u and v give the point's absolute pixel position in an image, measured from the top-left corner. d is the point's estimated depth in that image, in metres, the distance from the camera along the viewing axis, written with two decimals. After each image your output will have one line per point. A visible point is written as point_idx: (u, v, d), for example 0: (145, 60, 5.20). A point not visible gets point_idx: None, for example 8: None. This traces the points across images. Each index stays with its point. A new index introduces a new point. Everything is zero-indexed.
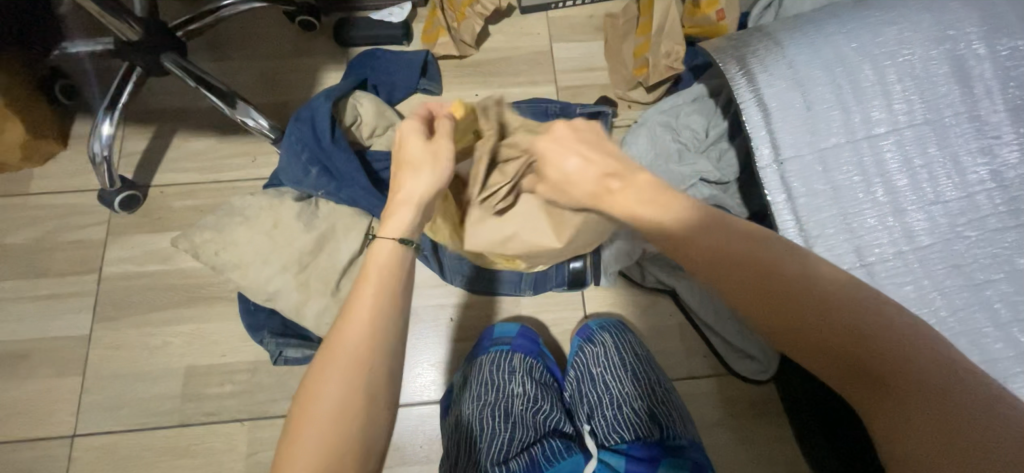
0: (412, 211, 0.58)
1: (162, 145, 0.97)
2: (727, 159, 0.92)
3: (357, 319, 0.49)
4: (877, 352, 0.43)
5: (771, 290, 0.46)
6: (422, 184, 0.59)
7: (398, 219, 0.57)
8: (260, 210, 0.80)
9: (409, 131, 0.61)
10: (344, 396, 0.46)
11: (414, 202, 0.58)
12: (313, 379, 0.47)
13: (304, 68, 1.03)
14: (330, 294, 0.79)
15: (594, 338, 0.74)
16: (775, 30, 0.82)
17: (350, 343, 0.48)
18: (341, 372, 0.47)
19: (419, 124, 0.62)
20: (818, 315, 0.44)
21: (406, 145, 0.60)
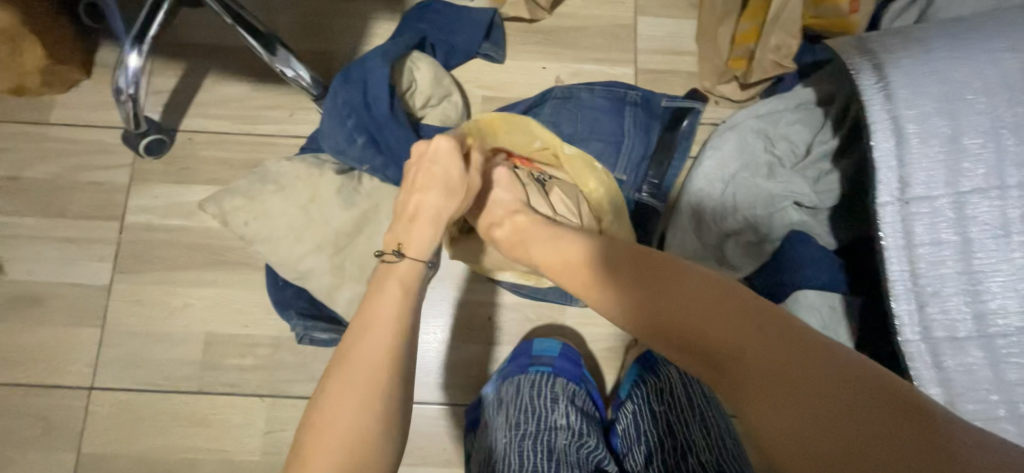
0: (436, 230, 0.63)
1: (192, 85, 0.88)
2: (829, 180, 0.79)
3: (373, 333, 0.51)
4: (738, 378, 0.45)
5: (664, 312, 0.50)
6: (448, 212, 0.64)
7: (418, 241, 0.62)
8: (297, 179, 0.72)
9: (439, 155, 0.65)
10: (355, 408, 0.46)
11: (438, 221, 0.64)
12: (327, 391, 0.48)
13: (353, 14, 0.91)
14: (365, 282, 0.72)
15: (657, 369, 0.67)
16: (924, 36, 0.68)
17: (360, 356, 0.49)
18: (354, 385, 0.48)
19: (448, 147, 0.66)
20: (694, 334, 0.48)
21: (438, 169, 0.65)
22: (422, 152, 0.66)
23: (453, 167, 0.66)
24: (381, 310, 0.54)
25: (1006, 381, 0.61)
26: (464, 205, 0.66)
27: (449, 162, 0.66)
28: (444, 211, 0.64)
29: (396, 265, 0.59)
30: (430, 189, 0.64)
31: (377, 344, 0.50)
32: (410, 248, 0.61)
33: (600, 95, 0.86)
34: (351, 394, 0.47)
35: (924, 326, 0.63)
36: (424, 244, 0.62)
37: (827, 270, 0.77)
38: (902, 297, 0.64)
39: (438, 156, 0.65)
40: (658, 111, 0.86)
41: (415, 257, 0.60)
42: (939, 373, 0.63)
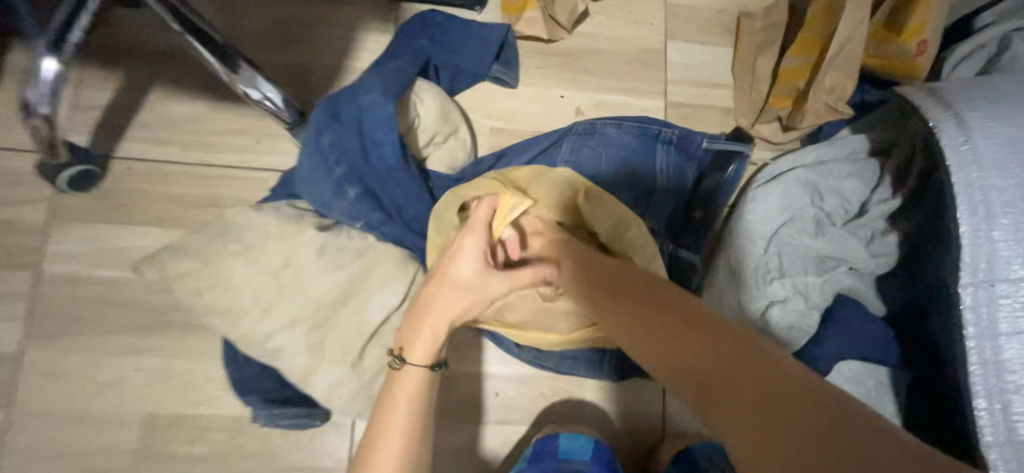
0: (439, 339, 0.53)
1: (132, 101, 0.71)
2: (882, 243, 0.70)
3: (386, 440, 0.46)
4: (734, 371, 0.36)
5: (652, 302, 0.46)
6: (460, 315, 0.54)
7: (421, 347, 0.52)
8: (266, 235, 0.57)
9: (463, 249, 0.56)
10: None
11: (445, 325, 0.54)
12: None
13: (337, 22, 0.76)
14: (350, 363, 0.58)
15: (700, 471, 0.61)
16: (1012, 89, 0.59)
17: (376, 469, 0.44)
18: None
19: (477, 240, 0.57)
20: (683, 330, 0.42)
21: (455, 266, 0.56)
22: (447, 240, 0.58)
23: (470, 264, 0.56)
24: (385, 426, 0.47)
25: None
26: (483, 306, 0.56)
27: (468, 259, 0.56)
28: (452, 310, 0.54)
29: (404, 370, 0.51)
30: (444, 288, 0.55)
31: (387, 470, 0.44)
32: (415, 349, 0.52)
33: (629, 131, 0.73)
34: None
35: (1008, 429, 0.55)
36: (431, 344, 0.52)
37: (871, 343, 0.69)
38: (984, 395, 0.55)
39: (458, 252, 0.56)
40: (697, 152, 0.72)
41: (420, 364, 0.51)
42: None
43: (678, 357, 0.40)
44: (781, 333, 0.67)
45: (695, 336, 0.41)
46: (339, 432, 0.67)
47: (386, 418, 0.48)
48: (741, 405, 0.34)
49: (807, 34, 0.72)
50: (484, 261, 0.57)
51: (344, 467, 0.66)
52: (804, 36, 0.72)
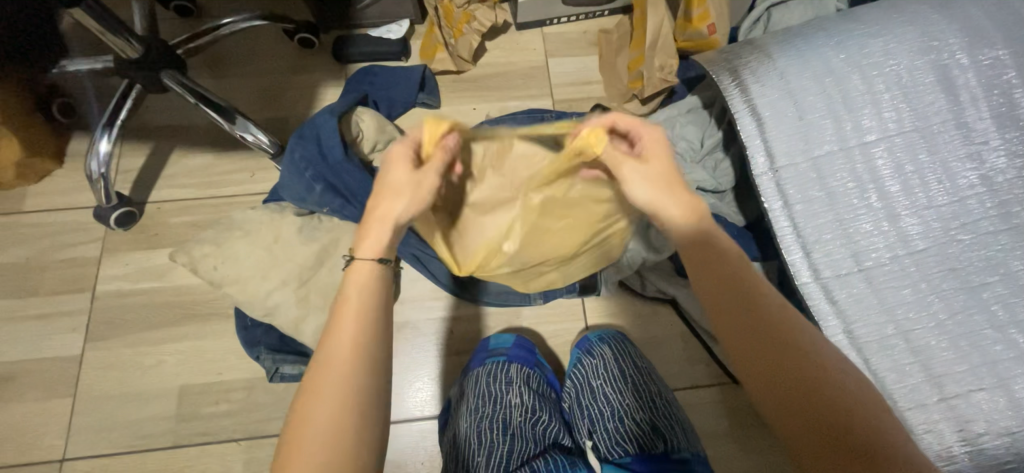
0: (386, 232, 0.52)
1: (159, 161, 0.97)
2: (724, 168, 0.93)
3: (337, 365, 0.44)
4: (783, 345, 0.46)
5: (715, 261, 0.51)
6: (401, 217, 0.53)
7: (369, 244, 0.51)
8: (260, 224, 0.80)
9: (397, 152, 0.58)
10: (331, 450, 0.41)
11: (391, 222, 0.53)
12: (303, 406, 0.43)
13: (303, 84, 1.04)
14: (329, 309, 0.79)
15: (593, 350, 0.74)
16: (765, 43, 0.85)
17: (328, 392, 0.43)
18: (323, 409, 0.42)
19: (408, 145, 0.58)
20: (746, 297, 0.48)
21: (390, 171, 0.56)
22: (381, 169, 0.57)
23: (402, 166, 0.56)
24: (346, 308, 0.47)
25: (890, 305, 0.71)
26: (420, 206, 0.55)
27: (401, 162, 0.56)
28: (400, 213, 0.54)
29: (356, 265, 0.50)
30: (379, 191, 0.55)
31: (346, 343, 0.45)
32: (363, 249, 0.51)
33: (522, 122, 0.98)
34: (326, 436, 0.41)
35: (813, 269, 0.75)
36: (379, 243, 0.52)
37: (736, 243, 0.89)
38: (792, 248, 0.76)
39: (386, 180, 0.56)
40: (572, 126, 0.96)
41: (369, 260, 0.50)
42: (836, 307, 0.72)
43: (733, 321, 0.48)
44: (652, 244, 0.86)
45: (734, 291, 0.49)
46: None
47: (336, 344, 0.45)
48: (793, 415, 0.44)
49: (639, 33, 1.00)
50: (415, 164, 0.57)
51: None
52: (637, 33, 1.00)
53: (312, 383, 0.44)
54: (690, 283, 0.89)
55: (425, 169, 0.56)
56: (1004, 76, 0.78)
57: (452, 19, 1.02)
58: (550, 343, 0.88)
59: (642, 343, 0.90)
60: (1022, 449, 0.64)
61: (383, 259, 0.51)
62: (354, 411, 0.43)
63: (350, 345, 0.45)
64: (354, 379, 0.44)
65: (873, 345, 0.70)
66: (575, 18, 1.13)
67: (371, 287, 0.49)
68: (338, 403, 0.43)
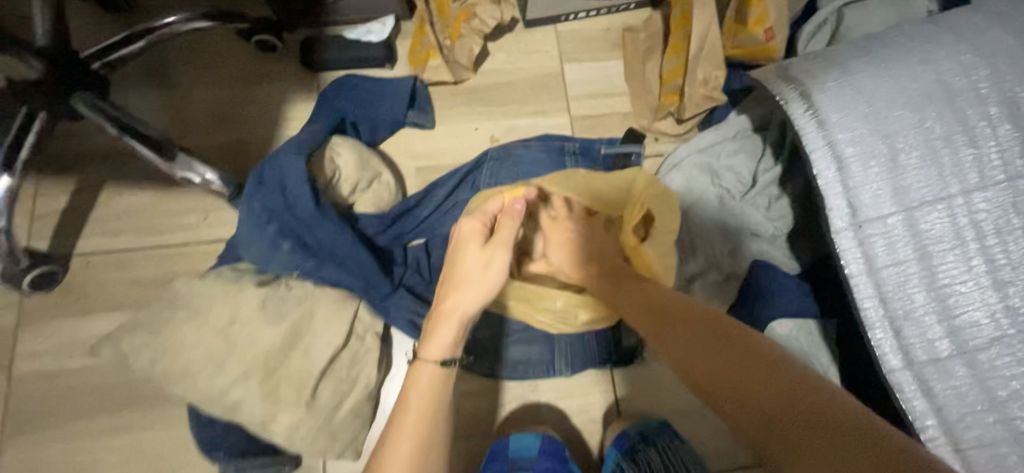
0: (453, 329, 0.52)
1: (86, 202, 0.78)
2: (779, 207, 0.78)
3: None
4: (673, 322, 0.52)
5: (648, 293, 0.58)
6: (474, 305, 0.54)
7: (437, 344, 0.52)
8: (211, 300, 0.63)
9: (465, 232, 0.59)
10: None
11: (460, 316, 0.53)
12: None
13: (265, 100, 0.85)
14: (305, 405, 0.63)
15: (636, 456, 0.61)
16: (842, 57, 0.68)
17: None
18: None
19: (476, 224, 0.59)
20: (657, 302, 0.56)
21: (462, 251, 0.57)
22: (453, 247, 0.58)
23: (473, 247, 0.57)
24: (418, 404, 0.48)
25: (998, 399, 0.58)
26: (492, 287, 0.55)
27: (473, 241, 0.57)
28: (472, 300, 0.54)
29: (417, 366, 0.51)
30: (454, 273, 0.55)
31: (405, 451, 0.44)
32: (428, 349, 0.51)
33: (536, 150, 0.81)
34: None
35: (903, 352, 0.61)
36: (445, 341, 0.52)
37: (794, 298, 0.74)
38: (878, 326, 0.62)
39: (461, 256, 0.57)
40: (599, 158, 0.81)
41: (432, 359, 0.51)
42: (931, 401, 0.60)
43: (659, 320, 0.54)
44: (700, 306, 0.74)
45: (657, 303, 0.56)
46: None
47: (390, 461, 0.43)
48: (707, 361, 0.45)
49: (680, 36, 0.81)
50: (483, 240, 0.58)
51: None
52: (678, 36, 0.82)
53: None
54: None
55: (497, 241, 0.57)
56: None
57: (449, 15, 0.84)
58: (575, 423, 0.74)
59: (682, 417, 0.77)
60: None
61: (444, 362, 0.51)
62: None
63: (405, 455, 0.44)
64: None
65: (976, 450, 0.58)
66: (596, 12, 0.93)
67: (433, 396, 0.49)
68: None
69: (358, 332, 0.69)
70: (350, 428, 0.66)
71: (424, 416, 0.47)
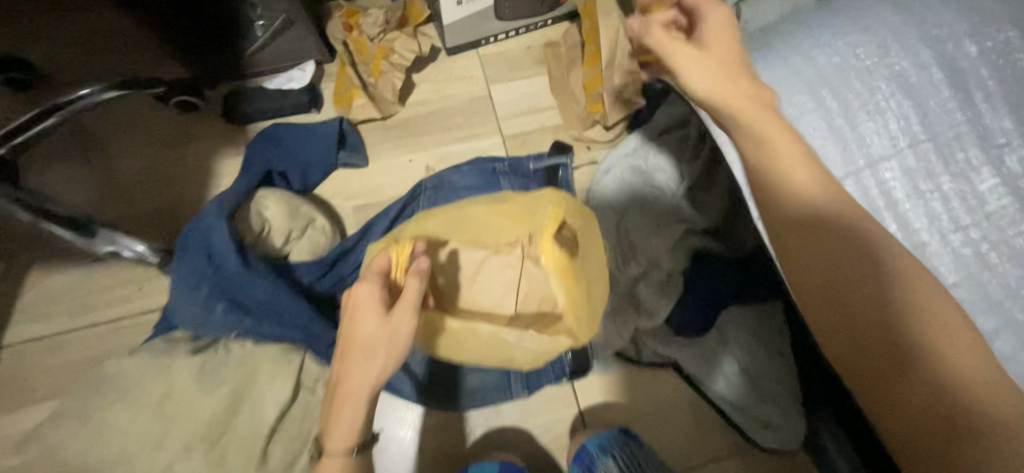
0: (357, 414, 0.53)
1: (12, 290, 0.75)
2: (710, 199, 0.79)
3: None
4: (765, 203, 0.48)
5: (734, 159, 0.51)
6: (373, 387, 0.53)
7: (342, 431, 0.53)
8: (143, 376, 0.61)
9: (361, 303, 0.55)
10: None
11: (361, 396, 0.53)
12: None
13: (191, 162, 0.84)
14: (255, 468, 0.61)
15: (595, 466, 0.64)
16: (744, 50, 0.71)
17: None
18: None
19: (374, 293, 0.55)
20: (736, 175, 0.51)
21: (358, 326, 0.54)
22: (347, 321, 0.55)
23: (371, 321, 0.54)
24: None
25: None
26: (394, 363, 0.54)
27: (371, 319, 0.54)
28: (378, 374, 0.53)
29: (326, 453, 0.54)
30: (354, 349, 0.53)
31: None
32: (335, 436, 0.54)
33: (469, 175, 0.81)
34: None
35: None
36: (351, 424, 0.53)
37: (738, 288, 0.77)
38: None
39: (357, 333, 0.54)
40: (530, 174, 0.82)
41: (338, 449, 0.53)
42: None
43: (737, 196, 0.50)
44: (648, 304, 0.74)
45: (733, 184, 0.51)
46: None
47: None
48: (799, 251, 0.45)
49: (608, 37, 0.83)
50: (383, 310, 0.55)
51: None
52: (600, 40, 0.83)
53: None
54: (692, 341, 0.76)
55: (398, 312, 0.55)
56: (1017, 62, 0.67)
57: (366, 54, 0.86)
58: (541, 442, 0.74)
59: (649, 418, 0.77)
60: None
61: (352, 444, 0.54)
62: None
63: None
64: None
65: None
66: (515, 32, 0.95)
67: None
68: None
69: (307, 384, 0.67)
70: None
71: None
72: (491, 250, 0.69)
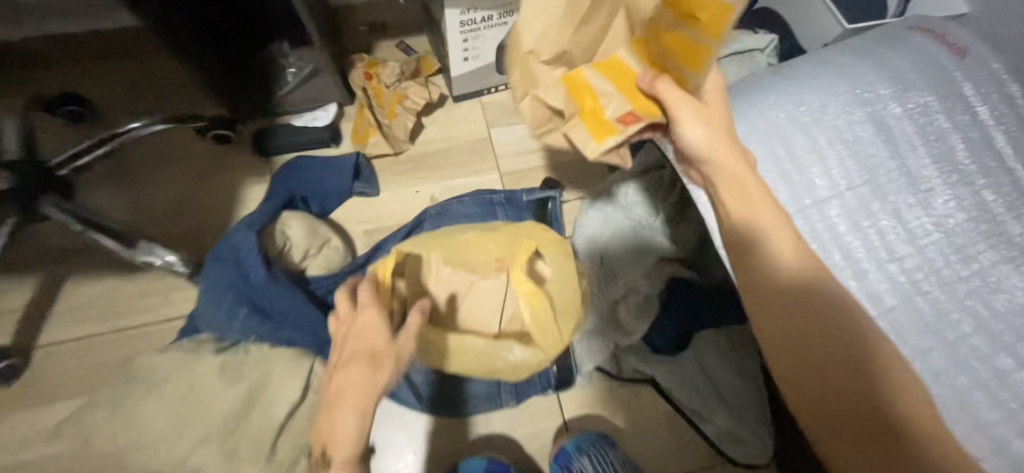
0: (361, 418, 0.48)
1: (51, 295, 0.83)
2: (684, 229, 0.88)
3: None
4: (804, 303, 0.50)
5: (776, 276, 0.51)
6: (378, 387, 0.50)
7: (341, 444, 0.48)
8: (168, 376, 0.68)
9: (370, 315, 0.54)
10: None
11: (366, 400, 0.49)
12: None
13: (220, 187, 0.94)
14: (264, 461, 0.67)
15: (572, 465, 0.70)
16: None
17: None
18: None
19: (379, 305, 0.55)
20: (783, 282, 0.51)
21: (365, 336, 0.52)
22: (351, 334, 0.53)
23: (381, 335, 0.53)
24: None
25: None
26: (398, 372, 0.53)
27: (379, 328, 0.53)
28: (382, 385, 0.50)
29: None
30: (359, 355, 0.50)
31: None
32: (336, 447, 0.47)
33: (470, 205, 0.92)
34: None
35: None
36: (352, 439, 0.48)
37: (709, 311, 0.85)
38: None
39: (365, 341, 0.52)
40: (523, 207, 0.92)
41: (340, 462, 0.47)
42: None
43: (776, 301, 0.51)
44: (628, 322, 0.83)
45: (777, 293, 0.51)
46: None
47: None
48: (810, 352, 0.49)
49: (688, 74, 0.52)
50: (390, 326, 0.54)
51: None
52: (674, 44, 0.51)
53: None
54: (668, 360, 0.83)
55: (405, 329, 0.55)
56: (936, 122, 0.78)
57: (384, 98, 0.99)
58: (529, 450, 0.79)
59: (631, 432, 0.83)
60: None
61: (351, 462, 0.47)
62: None
63: None
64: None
65: None
66: None
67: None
68: None
69: (315, 387, 0.74)
70: None
71: None
72: (482, 276, 0.78)
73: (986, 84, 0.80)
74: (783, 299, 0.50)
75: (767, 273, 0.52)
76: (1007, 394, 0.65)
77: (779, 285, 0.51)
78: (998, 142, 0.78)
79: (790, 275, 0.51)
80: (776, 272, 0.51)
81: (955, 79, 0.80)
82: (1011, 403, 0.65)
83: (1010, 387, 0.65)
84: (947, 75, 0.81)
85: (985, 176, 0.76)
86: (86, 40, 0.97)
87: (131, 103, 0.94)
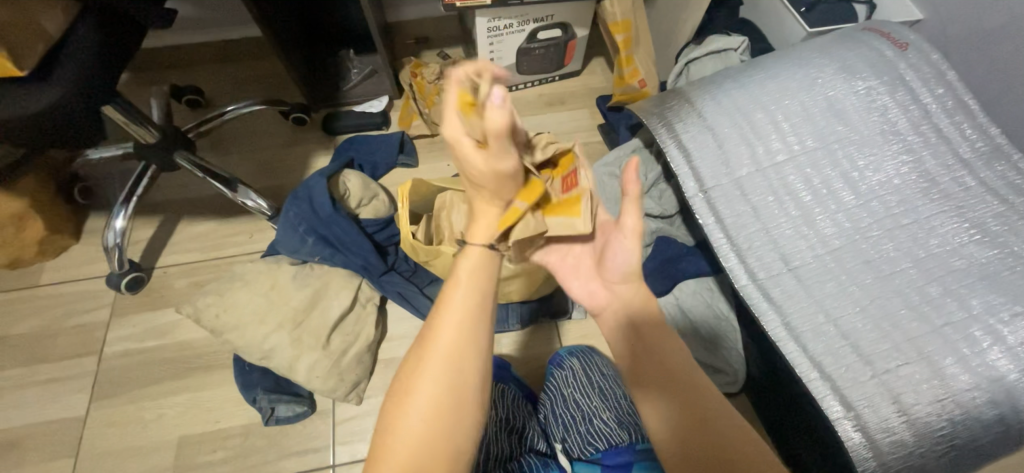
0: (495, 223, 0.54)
1: (167, 230, 1.08)
2: (667, 196, 1.06)
3: (440, 347, 0.46)
4: (685, 386, 0.52)
5: (663, 359, 0.54)
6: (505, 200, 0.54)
7: (481, 231, 0.55)
8: (259, 274, 0.92)
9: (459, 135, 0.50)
10: (422, 454, 0.43)
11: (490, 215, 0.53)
12: (406, 377, 0.46)
13: (296, 157, 1.19)
14: (321, 348, 0.87)
15: (564, 364, 0.89)
16: (687, 90, 1.01)
17: (433, 370, 0.45)
18: (448, 370, 0.45)
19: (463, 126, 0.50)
20: (668, 362, 0.54)
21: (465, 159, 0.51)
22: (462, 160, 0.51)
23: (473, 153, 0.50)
24: (445, 310, 0.48)
25: (817, 298, 0.81)
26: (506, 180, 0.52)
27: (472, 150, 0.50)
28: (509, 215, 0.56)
29: (468, 249, 0.54)
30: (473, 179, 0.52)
31: (447, 348, 0.46)
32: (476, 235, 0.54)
33: None
34: (422, 421, 0.43)
35: (750, 273, 0.86)
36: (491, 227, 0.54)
37: (689, 262, 1.00)
38: (730, 256, 0.88)
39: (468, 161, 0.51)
40: None
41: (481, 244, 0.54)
42: (772, 304, 0.83)
43: (660, 378, 0.53)
44: None
45: (667, 376, 0.53)
46: (324, 417, 0.90)
47: (445, 327, 0.47)
48: (693, 437, 0.49)
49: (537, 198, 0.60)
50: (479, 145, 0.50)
51: (332, 442, 0.88)
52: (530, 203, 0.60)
53: (406, 380, 0.46)
54: None
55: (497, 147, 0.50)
56: (880, 101, 0.92)
57: (425, 92, 1.21)
58: (530, 367, 0.94)
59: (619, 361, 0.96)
60: (952, 413, 0.71)
61: (490, 247, 0.54)
62: (459, 392, 0.45)
63: (452, 332, 0.47)
64: (457, 368, 0.46)
65: (808, 332, 0.80)
66: (532, 83, 1.30)
67: (480, 276, 0.51)
68: (449, 367, 0.45)
69: (361, 300, 0.95)
70: (353, 368, 0.89)
71: (470, 312, 0.48)
72: None
73: (923, 70, 0.93)
74: (664, 372, 0.53)
75: (652, 357, 0.54)
76: (936, 315, 0.76)
77: (660, 368, 0.54)
78: (937, 117, 0.91)
79: (671, 358, 0.54)
80: (658, 356, 0.54)
81: (896, 66, 0.94)
82: (940, 323, 0.75)
83: (939, 310, 0.76)
84: (889, 65, 0.94)
85: (925, 144, 0.89)
86: (200, 50, 1.27)
87: (235, 95, 1.23)
